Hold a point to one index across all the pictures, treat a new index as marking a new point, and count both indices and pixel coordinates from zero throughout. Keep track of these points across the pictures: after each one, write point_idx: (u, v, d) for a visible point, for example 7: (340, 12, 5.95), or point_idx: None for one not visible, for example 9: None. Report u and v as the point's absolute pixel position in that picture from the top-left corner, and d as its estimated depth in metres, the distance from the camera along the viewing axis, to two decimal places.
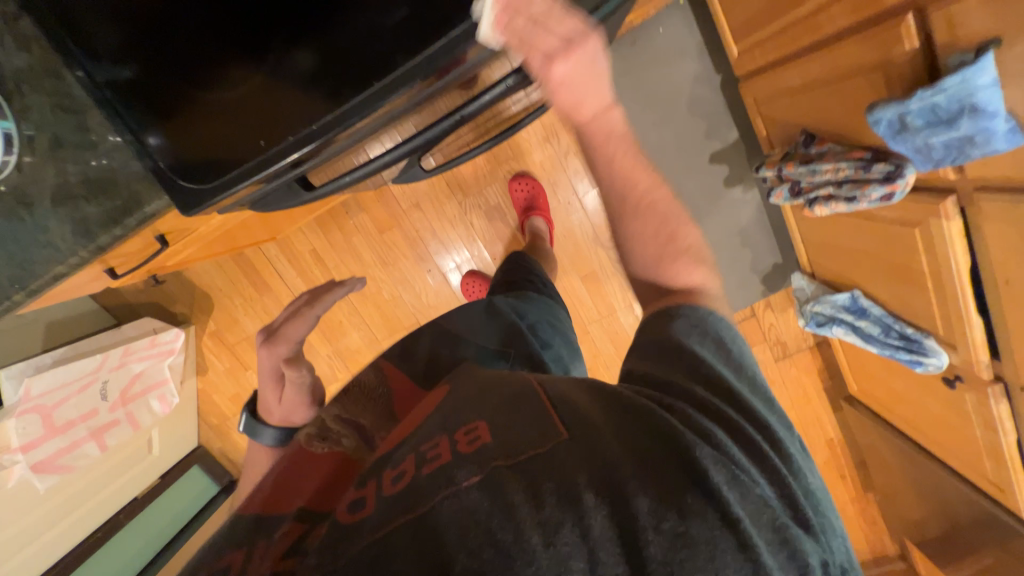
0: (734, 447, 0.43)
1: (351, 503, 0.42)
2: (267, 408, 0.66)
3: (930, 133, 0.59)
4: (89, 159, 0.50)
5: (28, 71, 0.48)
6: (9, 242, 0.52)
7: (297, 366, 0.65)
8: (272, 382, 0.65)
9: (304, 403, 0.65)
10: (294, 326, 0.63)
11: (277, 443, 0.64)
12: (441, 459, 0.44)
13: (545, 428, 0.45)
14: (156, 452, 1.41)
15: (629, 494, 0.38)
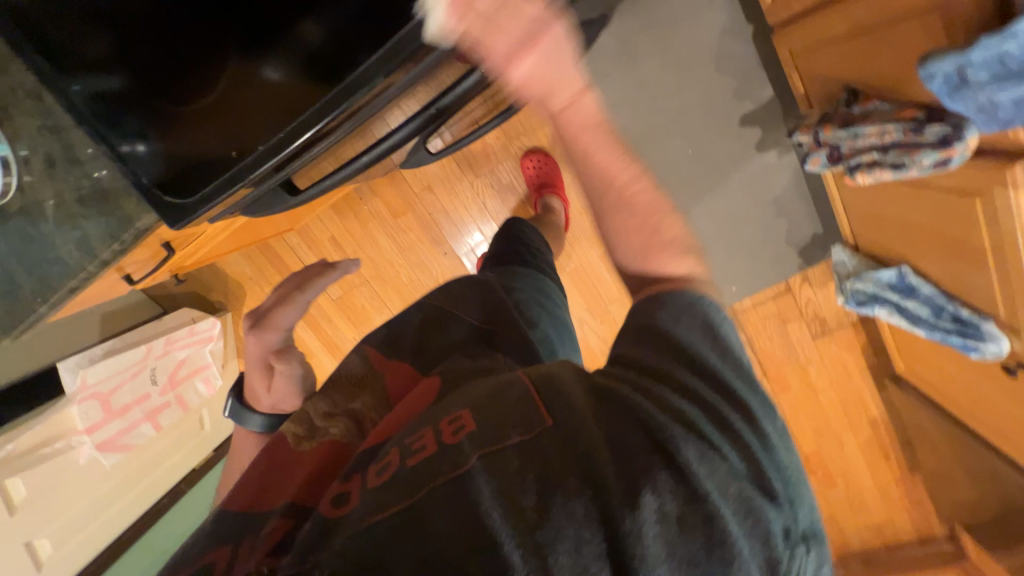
0: (726, 423, 0.39)
1: (335, 498, 0.42)
2: (256, 398, 0.68)
3: (995, 90, 0.49)
4: (80, 177, 0.51)
5: (14, 95, 0.49)
6: (26, 259, 0.55)
7: (286, 358, 0.67)
8: (261, 370, 0.68)
9: (293, 393, 0.67)
10: (286, 312, 0.67)
11: (265, 430, 0.67)
12: (427, 452, 0.41)
13: (528, 418, 0.41)
14: (208, 428, 1.54)
15: (607, 479, 0.36)
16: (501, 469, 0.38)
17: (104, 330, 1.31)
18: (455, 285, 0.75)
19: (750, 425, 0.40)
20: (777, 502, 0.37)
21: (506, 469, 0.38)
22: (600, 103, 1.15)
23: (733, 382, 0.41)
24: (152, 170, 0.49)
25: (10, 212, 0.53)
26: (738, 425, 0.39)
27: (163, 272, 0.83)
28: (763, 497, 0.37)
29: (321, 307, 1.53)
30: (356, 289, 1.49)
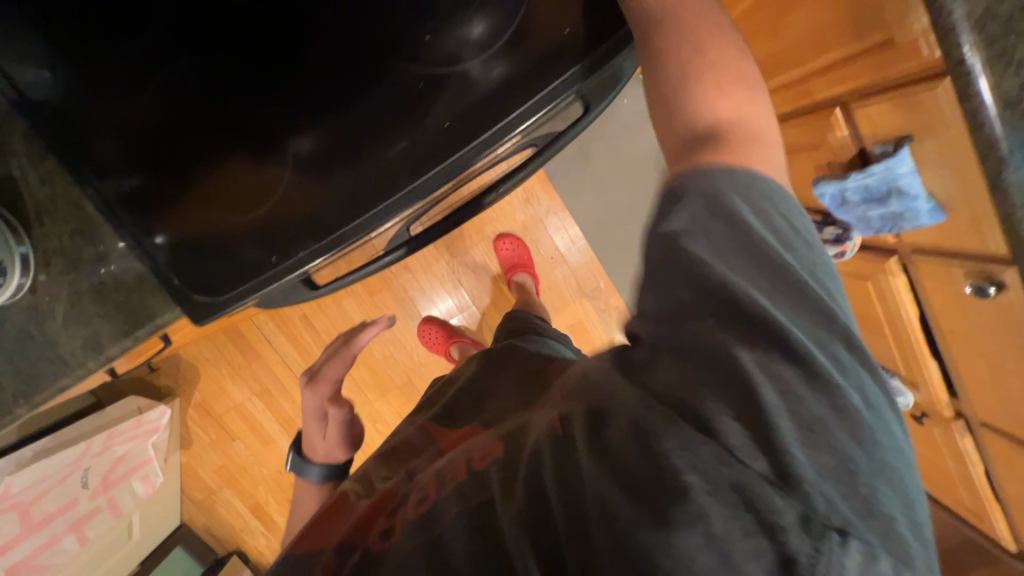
0: (713, 407, 0.34)
1: (381, 533, 0.49)
2: (312, 449, 0.85)
3: (867, 208, 0.67)
4: (104, 275, 0.52)
5: (50, 203, 0.50)
6: (16, 356, 0.53)
7: (339, 405, 0.85)
8: (317, 420, 0.85)
9: (342, 443, 0.85)
10: (334, 369, 0.84)
11: (322, 477, 0.83)
12: (456, 480, 0.49)
13: (543, 430, 0.45)
14: (136, 537, 1.37)
15: (584, 485, 0.38)
16: (517, 496, 0.42)
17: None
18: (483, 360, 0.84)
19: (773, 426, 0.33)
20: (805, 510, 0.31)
21: (527, 508, 0.40)
22: (563, 197, 1.33)
23: (764, 356, 0.35)
24: (186, 272, 0.51)
25: (12, 311, 0.52)
26: (752, 423, 0.33)
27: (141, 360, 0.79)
28: (783, 508, 0.31)
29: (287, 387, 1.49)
30: None
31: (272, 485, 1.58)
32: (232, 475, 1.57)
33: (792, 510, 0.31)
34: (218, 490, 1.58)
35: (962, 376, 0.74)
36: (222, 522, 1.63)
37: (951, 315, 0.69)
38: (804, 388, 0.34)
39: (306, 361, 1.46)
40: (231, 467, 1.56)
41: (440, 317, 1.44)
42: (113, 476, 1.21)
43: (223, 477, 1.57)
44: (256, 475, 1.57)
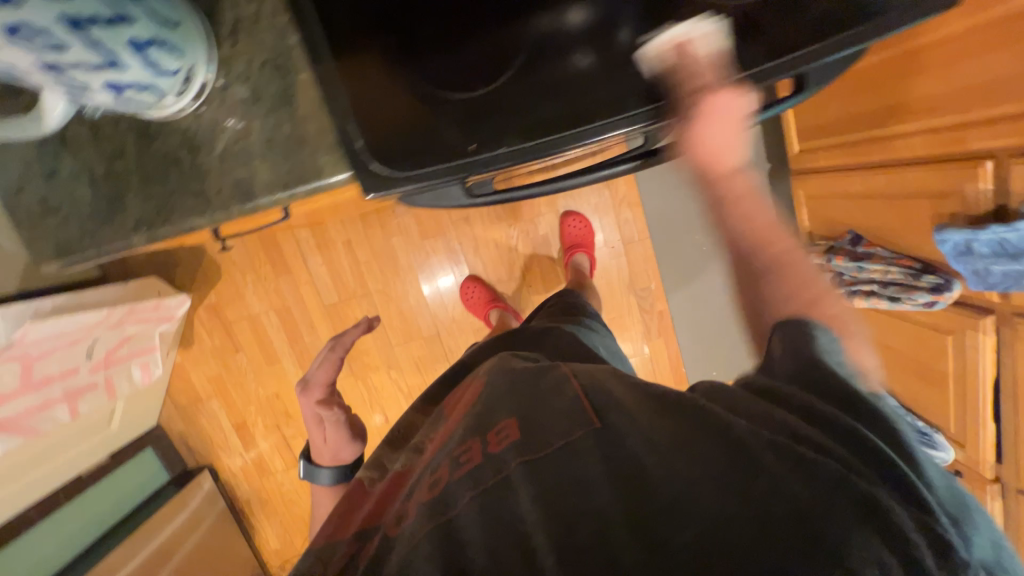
0: (801, 427, 0.45)
1: (394, 520, 0.52)
2: (319, 454, 0.80)
3: (993, 261, 0.69)
4: (283, 118, 0.47)
5: (249, 24, 0.46)
6: (154, 180, 0.48)
7: (329, 406, 0.79)
8: (314, 424, 0.80)
9: (344, 439, 0.79)
10: (325, 372, 0.79)
11: (333, 480, 0.77)
12: (472, 462, 0.54)
13: (574, 416, 0.54)
14: (114, 427, 1.27)
15: (658, 494, 0.45)
16: (541, 481, 0.49)
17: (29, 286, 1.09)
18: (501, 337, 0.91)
19: (810, 443, 0.43)
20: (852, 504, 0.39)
21: (545, 479, 0.49)
22: (643, 190, 1.32)
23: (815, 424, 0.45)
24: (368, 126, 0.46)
25: (169, 130, 0.48)
26: (776, 435, 0.45)
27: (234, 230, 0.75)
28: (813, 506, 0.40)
29: (309, 311, 1.42)
30: (355, 299, 1.41)
31: (265, 407, 1.50)
32: (225, 388, 1.49)
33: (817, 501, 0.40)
34: (206, 400, 1.50)
35: (1022, 442, 0.78)
36: (200, 434, 1.54)
37: None
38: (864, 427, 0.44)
39: (337, 289, 1.41)
40: (227, 378, 1.48)
41: (485, 279, 1.41)
42: (117, 355, 1.12)
43: (216, 387, 1.49)
44: (251, 394, 1.49)
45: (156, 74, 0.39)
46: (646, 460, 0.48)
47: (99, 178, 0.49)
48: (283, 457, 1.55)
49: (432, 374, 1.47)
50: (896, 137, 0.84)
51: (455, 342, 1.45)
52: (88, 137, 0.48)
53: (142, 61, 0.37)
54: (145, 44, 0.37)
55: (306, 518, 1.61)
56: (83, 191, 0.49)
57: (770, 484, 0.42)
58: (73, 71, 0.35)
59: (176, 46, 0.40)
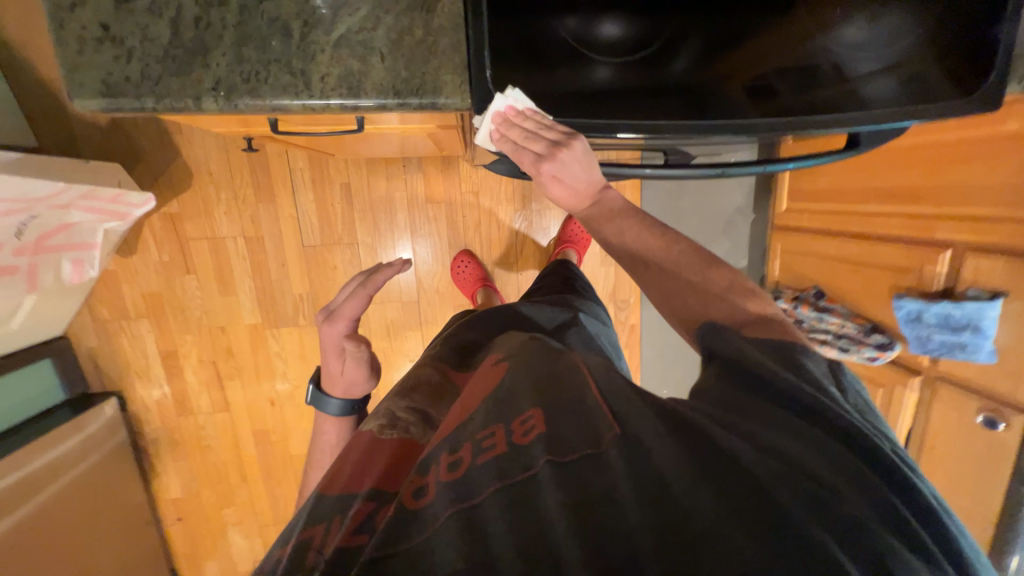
0: (822, 452, 0.37)
1: (412, 486, 0.38)
2: (331, 382, 0.65)
3: (936, 330, 0.84)
4: (416, 23, 0.45)
5: None
6: (251, 45, 0.44)
7: (356, 341, 0.63)
8: (333, 355, 0.63)
9: (364, 375, 0.65)
10: (352, 306, 0.61)
11: (343, 413, 0.65)
12: (497, 450, 0.40)
13: (597, 423, 0.41)
14: (14, 326, 1.07)
15: (681, 506, 0.34)
16: (578, 483, 0.37)
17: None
18: (499, 312, 0.74)
19: (817, 455, 0.37)
20: (842, 526, 0.33)
21: (579, 481, 0.37)
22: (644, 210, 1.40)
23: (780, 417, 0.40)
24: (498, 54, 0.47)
25: None
26: (799, 452, 0.37)
27: (281, 133, 0.70)
28: (825, 534, 0.32)
29: (283, 246, 1.31)
30: (337, 247, 1.33)
31: (204, 340, 1.35)
32: (161, 310, 1.32)
33: (830, 526, 0.33)
34: (135, 318, 1.32)
35: None
36: (114, 356, 1.35)
37: (940, 435, 0.90)
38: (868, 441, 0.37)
39: (321, 230, 1.31)
40: (166, 299, 1.31)
41: (478, 257, 1.40)
42: (49, 241, 0.95)
43: (149, 307, 1.31)
44: (191, 322, 1.34)
45: None
46: (669, 473, 0.37)
47: (186, 22, 0.43)
48: (211, 398, 1.40)
49: (400, 340, 1.42)
50: (874, 215, 0.99)
51: (432, 314, 1.42)
52: None
53: None
54: None
55: (222, 469, 1.46)
56: (160, 31, 0.43)
57: (783, 507, 0.33)
58: None
59: None
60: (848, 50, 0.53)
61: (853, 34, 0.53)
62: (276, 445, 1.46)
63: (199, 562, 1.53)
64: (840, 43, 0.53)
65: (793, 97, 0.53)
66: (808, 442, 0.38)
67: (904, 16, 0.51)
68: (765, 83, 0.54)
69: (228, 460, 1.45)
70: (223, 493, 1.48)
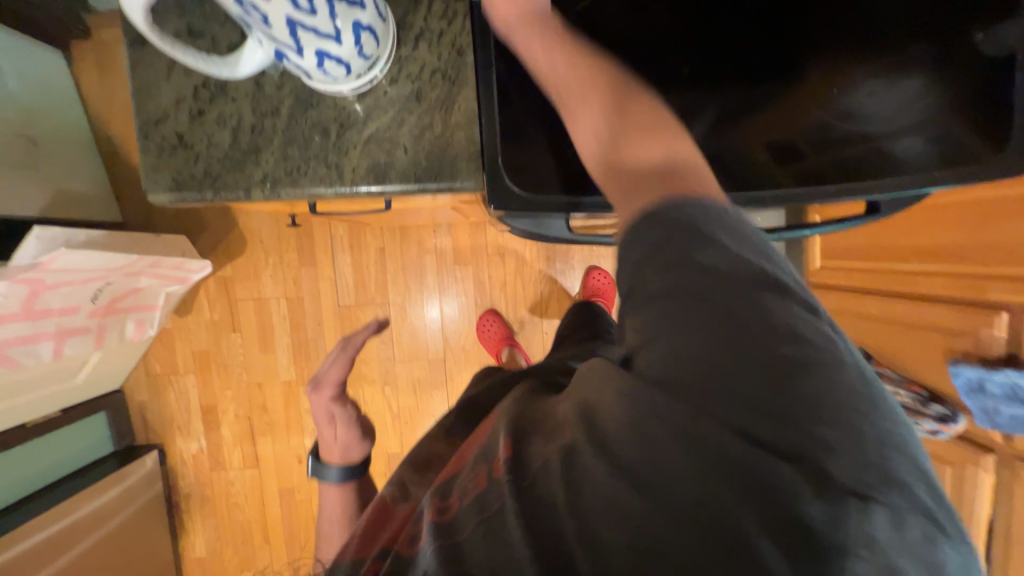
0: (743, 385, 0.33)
1: (409, 536, 0.40)
2: (326, 450, 0.73)
3: (1003, 403, 0.76)
4: (437, 119, 0.51)
5: (434, 33, 0.50)
6: (296, 146, 0.51)
7: (343, 401, 0.74)
8: (324, 421, 0.73)
9: (357, 437, 0.74)
10: (334, 369, 0.71)
11: (342, 478, 0.71)
12: (477, 489, 0.39)
13: (552, 436, 0.39)
14: (79, 380, 1.17)
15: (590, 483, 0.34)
16: None
17: (46, 212, 1.07)
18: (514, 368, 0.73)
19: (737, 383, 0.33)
20: (785, 500, 0.31)
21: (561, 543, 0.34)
22: None
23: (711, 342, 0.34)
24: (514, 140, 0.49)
25: (327, 104, 0.50)
26: (730, 405, 0.33)
27: (321, 210, 0.77)
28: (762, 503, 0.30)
29: (320, 306, 1.39)
30: (370, 306, 1.40)
31: (241, 395, 1.41)
32: (207, 366, 1.40)
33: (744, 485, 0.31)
34: (183, 373, 1.41)
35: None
36: (159, 410, 1.43)
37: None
38: (781, 346, 0.33)
39: (356, 290, 1.39)
40: (211, 356, 1.40)
41: (504, 316, 1.42)
42: (120, 303, 1.06)
43: (196, 363, 1.40)
44: (232, 378, 1.41)
45: (355, 53, 0.42)
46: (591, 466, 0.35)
47: (244, 129, 0.50)
48: (243, 453, 1.43)
49: (425, 398, 1.43)
50: (916, 274, 0.94)
51: (457, 372, 1.43)
52: (249, 91, 0.50)
53: (355, 40, 0.41)
54: (362, 29, 0.41)
55: (246, 528, 1.46)
56: (223, 137, 0.50)
57: (695, 472, 0.32)
58: (301, 30, 0.37)
59: (379, 36, 0.44)
60: (867, 125, 0.54)
61: (889, 94, 0.54)
62: (299, 505, 1.45)
63: None
64: (878, 101, 0.54)
65: (823, 159, 0.54)
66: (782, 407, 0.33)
67: (922, 88, 0.53)
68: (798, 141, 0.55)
69: (253, 518, 1.46)
70: (246, 554, 1.46)
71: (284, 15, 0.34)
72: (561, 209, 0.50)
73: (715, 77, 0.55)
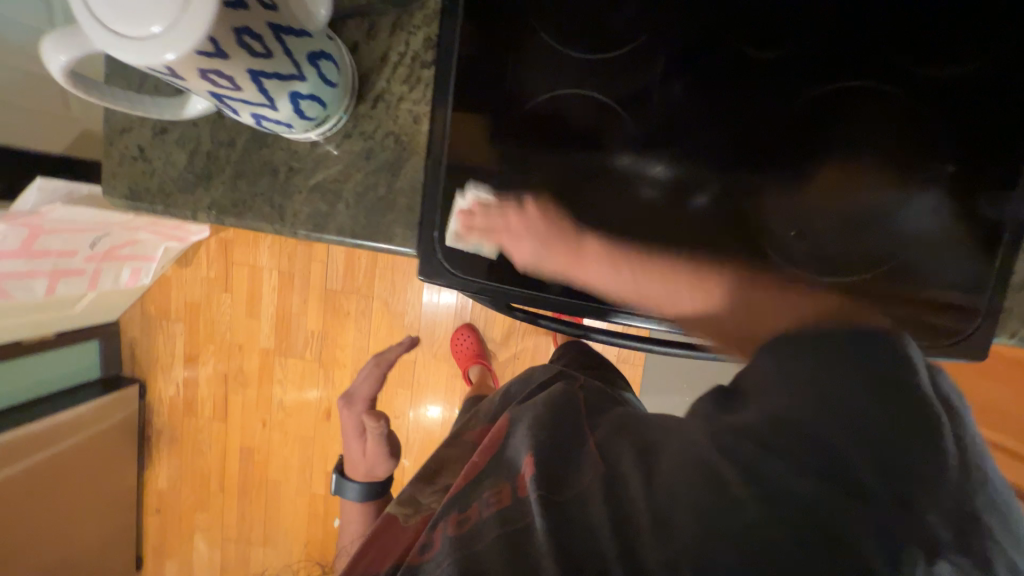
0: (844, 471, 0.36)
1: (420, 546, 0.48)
2: (355, 469, 0.97)
3: None
4: (382, 181, 0.51)
5: (393, 96, 0.49)
6: (246, 179, 0.52)
7: (374, 417, 1.02)
8: (356, 435, 1.02)
9: (382, 455, 0.98)
10: (366, 388, 1.03)
11: (361, 493, 0.94)
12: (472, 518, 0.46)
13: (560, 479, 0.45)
14: (76, 310, 1.25)
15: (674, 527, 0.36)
16: None
17: None
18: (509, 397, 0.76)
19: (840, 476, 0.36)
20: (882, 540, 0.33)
21: None
22: None
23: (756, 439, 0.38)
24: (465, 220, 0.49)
25: (281, 146, 0.51)
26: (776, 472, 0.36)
27: None
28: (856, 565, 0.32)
29: (308, 285, 1.43)
30: (356, 295, 1.43)
31: (223, 352, 1.49)
32: (195, 317, 1.47)
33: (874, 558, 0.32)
34: (173, 319, 1.48)
35: None
36: (147, 348, 1.52)
37: None
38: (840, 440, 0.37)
39: (345, 278, 1.42)
40: (202, 310, 1.47)
41: (482, 333, 1.43)
42: (118, 252, 1.12)
43: (188, 313, 1.48)
44: (217, 335, 1.48)
45: (296, 115, 0.43)
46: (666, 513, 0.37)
47: (201, 155, 0.52)
48: (214, 405, 1.51)
49: (390, 394, 1.47)
50: None
51: (426, 377, 1.46)
52: (211, 119, 0.51)
53: (292, 107, 0.41)
54: (302, 97, 0.41)
55: (206, 474, 1.55)
56: (180, 158, 0.52)
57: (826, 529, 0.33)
58: (230, 100, 0.37)
59: (325, 100, 0.44)
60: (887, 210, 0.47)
61: (906, 212, 0.46)
62: (256, 465, 1.52)
63: (161, 557, 1.59)
64: (890, 216, 0.46)
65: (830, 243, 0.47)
66: (809, 431, 0.37)
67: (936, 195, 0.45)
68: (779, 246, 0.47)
69: (213, 466, 1.54)
70: (202, 497, 1.56)
71: (205, 90, 0.35)
72: (485, 293, 0.51)
73: (724, 156, 0.47)
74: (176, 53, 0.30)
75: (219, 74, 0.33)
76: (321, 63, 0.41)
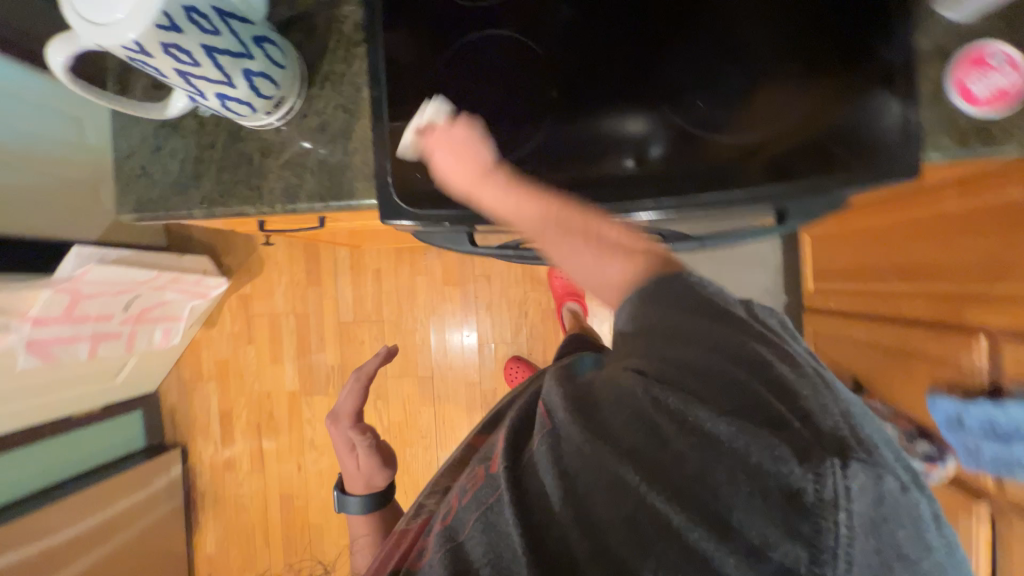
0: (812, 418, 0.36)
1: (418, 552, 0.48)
2: (353, 485, 0.86)
3: (983, 441, 0.69)
4: (339, 146, 0.59)
5: (336, 75, 0.59)
6: (228, 170, 0.61)
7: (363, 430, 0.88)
8: (347, 450, 0.88)
9: (378, 466, 0.86)
10: (348, 402, 0.89)
11: (361, 506, 0.84)
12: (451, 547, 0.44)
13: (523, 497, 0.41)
14: (118, 380, 1.37)
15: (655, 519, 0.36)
16: None
17: None
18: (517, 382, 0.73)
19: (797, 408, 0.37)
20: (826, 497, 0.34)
21: None
22: None
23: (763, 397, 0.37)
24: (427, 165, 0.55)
25: (252, 138, 0.60)
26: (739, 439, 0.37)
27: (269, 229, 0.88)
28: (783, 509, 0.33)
29: (323, 322, 1.52)
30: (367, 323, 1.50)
31: (253, 402, 1.55)
32: (226, 373, 1.56)
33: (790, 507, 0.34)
34: (205, 379, 1.58)
35: None
36: (185, 412, 1.60)
37: None
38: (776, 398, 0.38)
39: (355, 308, 1.50)
40: (231, 365, 1.56)
41: (491, 336, 1.45)
42: (148, 313, 1.24)
43: (218, 371, 1.57)
44: (246, 386, 1.56)
45: (253, 93, 0.52)
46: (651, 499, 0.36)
47: (190, 160, 0.61)
48: (250, 456, 1.56)
49: (414, 414, 1.48)
50: (896, 298, 0.86)
51: (445, 390, 1.47)
52: (194, 129, 0.61)
53: (247, 84, 0.50)
54: (254, 74, 0.50)
55: (250, 529, 1.56)
56: (173, 166, 0.62)
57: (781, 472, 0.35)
58: (193, 78, 0.46)
59: (276, 80, 0.53)
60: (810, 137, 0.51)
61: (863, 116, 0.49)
62: (297, 510, 1.53)
63: None
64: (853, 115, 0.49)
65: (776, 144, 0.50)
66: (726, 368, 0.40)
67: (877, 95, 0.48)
68: (701, 117, 0.51)
69: (256, 520, 1.55)
70: (248, 554, 1.56)
71: (171, 67, 0.44)
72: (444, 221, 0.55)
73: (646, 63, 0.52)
74: (141, 28, 0.39)
75: (179, 49, 0.42)
76: (265, 45, 0.50)
